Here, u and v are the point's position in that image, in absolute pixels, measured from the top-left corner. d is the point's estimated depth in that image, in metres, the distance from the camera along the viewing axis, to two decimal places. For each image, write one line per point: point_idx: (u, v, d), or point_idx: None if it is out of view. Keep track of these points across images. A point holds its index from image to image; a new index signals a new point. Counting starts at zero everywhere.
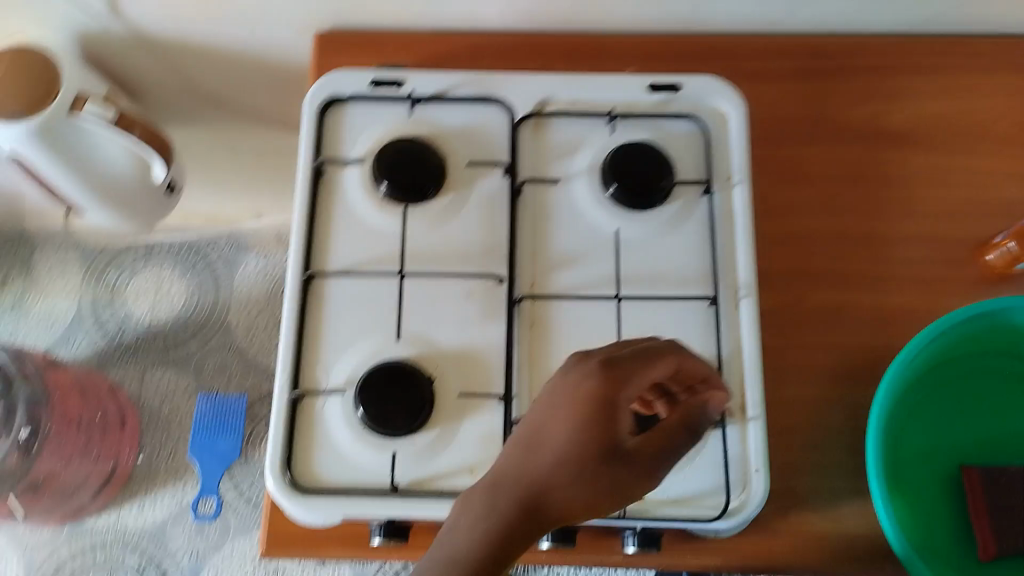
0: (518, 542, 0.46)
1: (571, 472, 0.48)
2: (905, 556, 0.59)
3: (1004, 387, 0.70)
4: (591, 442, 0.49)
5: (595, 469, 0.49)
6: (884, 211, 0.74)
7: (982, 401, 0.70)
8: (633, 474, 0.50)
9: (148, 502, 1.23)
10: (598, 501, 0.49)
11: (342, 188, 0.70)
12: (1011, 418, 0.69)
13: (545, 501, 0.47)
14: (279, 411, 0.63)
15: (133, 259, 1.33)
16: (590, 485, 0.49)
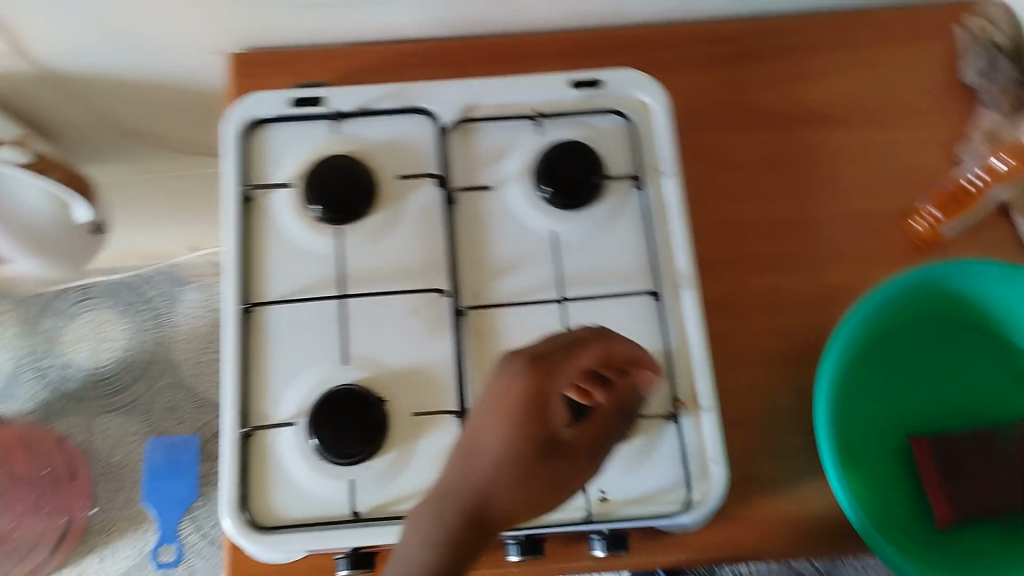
0: (471, 551, 0.45)
1: (512, 475, 0.47)
2: (863, 529, 0.61)
3: (936, 356, 0.73)
4: (527, 440, 0.49)
5: (534, 467, 0.49)
6: (812, 187, 0.75)
7: (916, 373, 0.73)
8: (571, 466, 0.51)
9: (108, 554, 1.19)
10: (539, 498, 0.49)
11: (272, 214, 0.68)
12: (945, 383, 0.73)
13: (491, 506, 0.47)
14: (230, 450, 0.61)
15: (68, 303, 1.28)
16: (529, 483, 0.48)
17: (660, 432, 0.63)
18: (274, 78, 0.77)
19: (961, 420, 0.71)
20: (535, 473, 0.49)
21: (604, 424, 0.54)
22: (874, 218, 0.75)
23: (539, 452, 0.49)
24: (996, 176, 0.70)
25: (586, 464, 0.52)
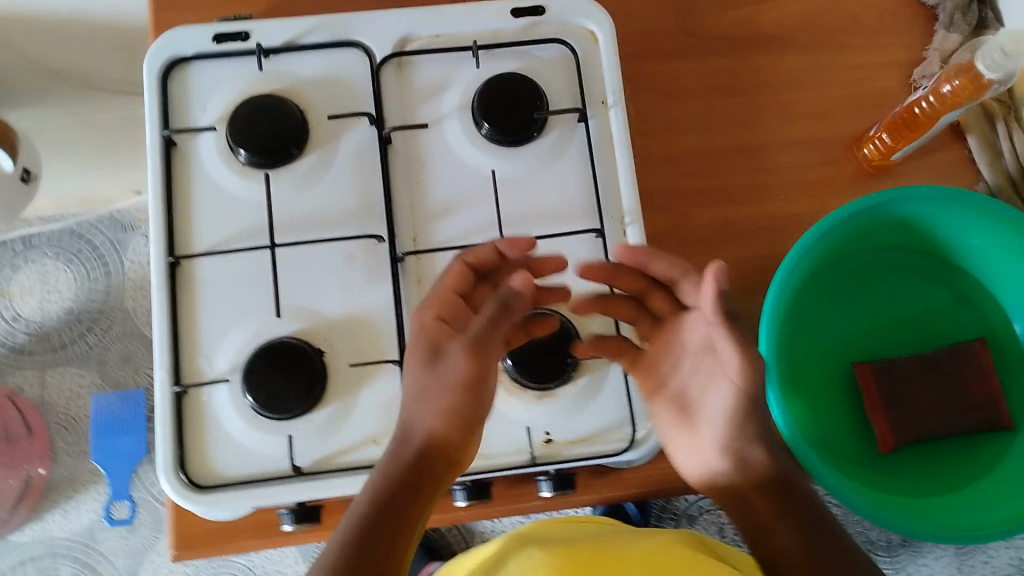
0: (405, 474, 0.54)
1: (420, 396, 0.57)
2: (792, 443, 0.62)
3: (887, 270, 0.75)
4: (422, 361, 0.57)
5: (430, 382, 0.57)
6: (763, 115, 0.73)
7: (867, 284, 0.74)
8: (466, 369, 0.57)
9: (70, 508, 1.17)
10: (455, 404, 0.56)
11: (198, 160, 0.64)
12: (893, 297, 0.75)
13: (411, 433, 0.56)
14: (163, 408, 0.59)
15: (10, 254, 1.23)
16: (437, 399, 0.56)
17: (604, 372, 0.62)
18: (198, 14, 0.72)
19: (898, 344, 0.74)
20: (432, 386, 0.57)
21: (480, 328, 0.57)
22: (827, 144, 0.73)
23: (434, 363, 0.57)
24: (943, 101, 0.66)
25: (483, 366, 0.57)
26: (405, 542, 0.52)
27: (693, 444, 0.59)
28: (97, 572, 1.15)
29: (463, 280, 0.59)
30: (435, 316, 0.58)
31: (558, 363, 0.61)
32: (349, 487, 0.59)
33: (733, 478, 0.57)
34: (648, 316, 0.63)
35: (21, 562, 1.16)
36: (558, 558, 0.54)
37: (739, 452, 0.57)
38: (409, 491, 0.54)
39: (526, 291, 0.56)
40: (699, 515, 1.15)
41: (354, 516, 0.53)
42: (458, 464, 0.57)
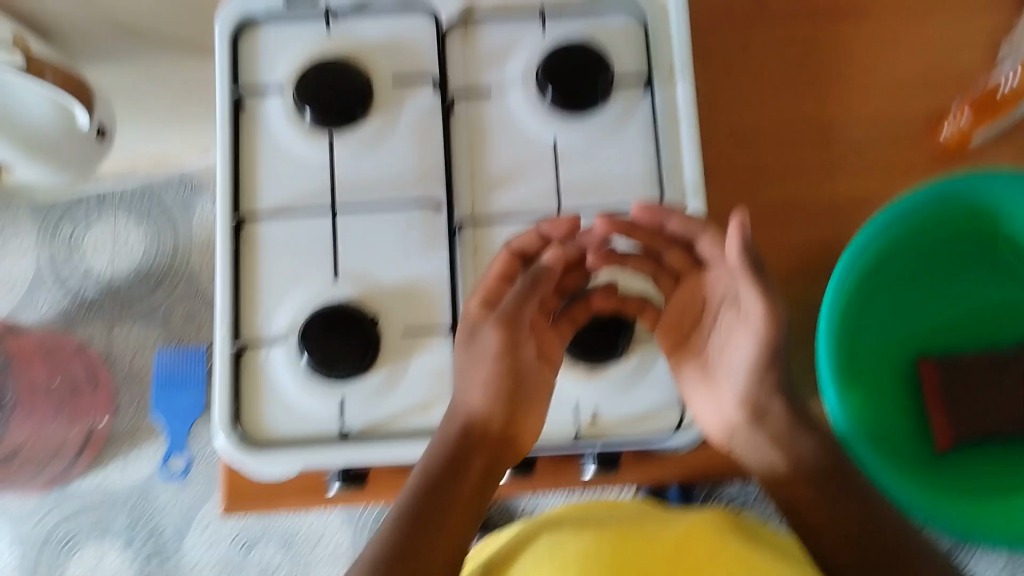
0: (449, 461, 0.58)
1: (466, 378, 0.59)
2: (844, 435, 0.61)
3: (956, 259, 0.72)
4: (466, 344, 0.59)
5: (467, 361, 0.59)
6: (838, 94, 0.70)
7: (934, 273, 0.72)
8: (500, 344, 0.60)
9: (130, 459, 1.21)
10: (496, 382, 0.60)
11: (264, 121, 0.65)
12: (962, 288, 0.72)
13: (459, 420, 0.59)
14: (222, 364, 0.61)
15: (85, 211, 1.27)
16: (475, 378, 0.59)
17: (656, 350, 0.61)
18: None
19: (963, 340, 0.73)
20: (470, 364, 0.59)
21: (509, 305, 0.59)
22: (903, 126, 0.70)
23: (474, 343, 0.59)
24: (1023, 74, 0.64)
25: (515, 340, 0.60)
26: (449, 530, 0.57)
27: (709, 397, 0.60)
28: (151, 524, 1.20)
29: (513, 267, 0.59)
30: (479, 302, 0.60)
31: (608, 342, 0.60)
32: (397, 452, 0.60)
33: (750, 430, 0.59)
34: (668, 274, 0.62)
35: (81, 509, 1.21)
36: (591, 541, 0.54)
37: (759, 407, 0.59)
38: (453, 479, 0.57)
39: (557, 265, 0.59)
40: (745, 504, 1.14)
41: (399, 506, 0.57)
42: (514, 441, 0.60)
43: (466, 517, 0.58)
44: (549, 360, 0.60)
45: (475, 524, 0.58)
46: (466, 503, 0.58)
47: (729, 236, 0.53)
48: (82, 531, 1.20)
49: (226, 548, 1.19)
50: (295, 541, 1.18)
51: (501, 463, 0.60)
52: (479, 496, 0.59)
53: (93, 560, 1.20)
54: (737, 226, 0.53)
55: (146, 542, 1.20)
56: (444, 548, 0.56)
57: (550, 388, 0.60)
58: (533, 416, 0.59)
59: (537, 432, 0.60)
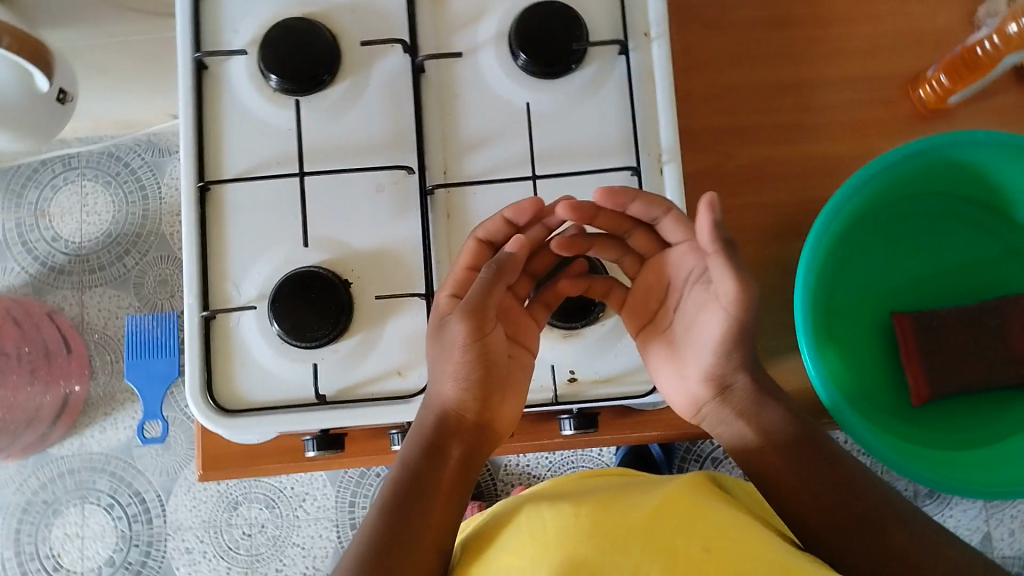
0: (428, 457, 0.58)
1: (442, 371, 0.58)
2: (832, 405, 0.61)
3: (928, 213, 0.72)
4: (438, 338, 0.58)
5: (437, 353, 0.57)
6: (814, 53, 0.70)
7: (905, 226, 0.72)
8: (468, 335, 0.57)
9: (109, 425, 1.20)
10: (469, 372, 0.58)
11: (229, 83, 0.63)
12: (934, 242, 0.72)
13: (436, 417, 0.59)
14: (192, 332, 0.60)
15: (52, 175, 1.25)
16: (447, 369, 0.58)
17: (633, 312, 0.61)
18: None
19: (935, 295, 0.73)
20: (440, 357, 0.57)
21: (476, 296, 0.57)
22: (878, 85, 0.69)
23: (442, 336, 0.57)
24: (1009, 42, 0.62)
25: (483, 327, 0.58)
26: (435, 515, 0.57)
27: (676, 374, 0.60)
28: (133, 487, 1.19)
29: (481, 257, 0.59)
30: (449, 294, 0.58)
31: (584, 304, 0.60)
32: (372, 416, 0.59)
33: (717, 407, 0.60)
34: (633, 255, 0.63)
35: (61, 475, 1.20)
36: (566, 513, 0.53)
37: (724, 383, 0.60)
38: (432, 468, 0.58)
39: (519, 253, 0.58)
40: (724, 459, 1.13)
41: (381, 500, 0.58)
42: (489, 426, 0.61)
43: (450, 503, 0.58)
44: (524, 345, 0.60)
45: (458, 510, 0.59)
46: (448, 490, 0.58)
47: (697, 217, 0.49)
48: (63, 497, 1.19)
49: (211, 508, 1.19)
50: (280, 499, 1.19)
51: (480, 449, 0.61)
52: (461, 483, 0.59)
53: (77, 524, 1.19)
54: (707, 209, 0.48)
55: (129, 503, 1.19)
56: (436, 535, 0.56)
57: (527, 373, 0.60)
58: (509, 402, 0.60)
59: (513, 416, 0.61)
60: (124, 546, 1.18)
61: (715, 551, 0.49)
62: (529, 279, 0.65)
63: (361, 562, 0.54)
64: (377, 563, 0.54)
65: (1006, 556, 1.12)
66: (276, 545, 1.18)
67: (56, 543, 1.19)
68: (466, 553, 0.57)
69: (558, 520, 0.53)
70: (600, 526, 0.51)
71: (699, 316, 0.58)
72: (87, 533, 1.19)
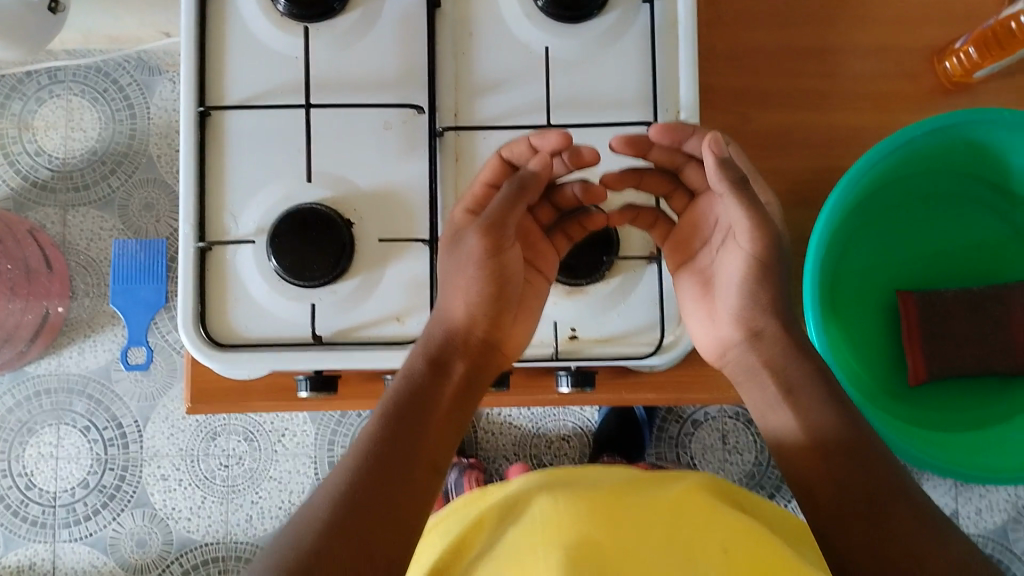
0: (428, 378, 0.51)
1: (455, 284, 0.54)
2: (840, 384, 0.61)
3: (939, 189, 0.71)
4: (449, 254, 0.55)
5: (451, 267, 0.55)
6: (842, 15, 0.67)
7: (915, 201, 0.71)
8: (483, 251, 0.54)
9: (88, 347, 1.18)
10: (480, 288, 0.55)
11: (233, 4, 0.60)
12: (942, 219, 0.72)
13: (440, 346, 0.53)
14: (186, 262, 0.58)
15: (37, 87, 1.20)
16: (458, 284, 0.54)
17: (640, 274, 0.60)
18: None
19: (937, 274, 0.73)
20: (452, 270, 0.55)
21: (496, 208, 0.53)
22: (904, 55, 0.67)
23: (453, 247, 0.55)
24: None
25: (500, 245, 0.54)
26: (437, 435, 0.50)
27: (707, 317, 0.57)
28: (111, 411, 1.18)
29: (502, 174, 0.56)
30: (464, 210, 0.56)
31: (593, 261, 0.59)
32: (366, 361, 0.58)
33: (745, 351, 0.55)
34: (684, 189, 0.60)
35: (37, 393, 1.18)
36: (581, 499, 0.54)
37: (755, 326, 0.54)
38: (436, 384, 0.51)
39: (544, 172, 0.55)
40: (704, 422, 1.13)
41: (377, 411, 0.50)
42: (497, 348, 0.56)
43: (450, 425, 0.51)
44: (541, 272, 0.59)
45: (459, 434, 0.52)
46: (448, 411, 0.51)
47: (703, 157, 0.50)
48: (39, 416, 1.18)
49: (189, 437, 1.18)
50: (259, 433, 1.18)
51: (484, 370, 0.55)
52: (463, 405, 0.53)
53: (51, 444, 1.18)
54: (711, 145, 0.49)
55: (106, 427, 1.18)
56: (435, 459, 0.49)
57: (541, 299, 0.58)
58: (520, 324, 0.57)
59: (522, 341, 0.58)
60: (98, 469, 1.17)
61: (733, 551, 0.48)
62: (551, 207, 0.60)
63: (353, 478, 0.46)
64: (373, 478, 0.46)
65: (974, 534, 1.10)
66: (252, 478, 1.18)
67: (29, 462, 1.17)
68: (477, 532, 0.56)
69: (569, 512, 0.53)
70: (609, 513, 0.53)
71: (721, 263, 0.56)
72: (61, 454, 1.17)
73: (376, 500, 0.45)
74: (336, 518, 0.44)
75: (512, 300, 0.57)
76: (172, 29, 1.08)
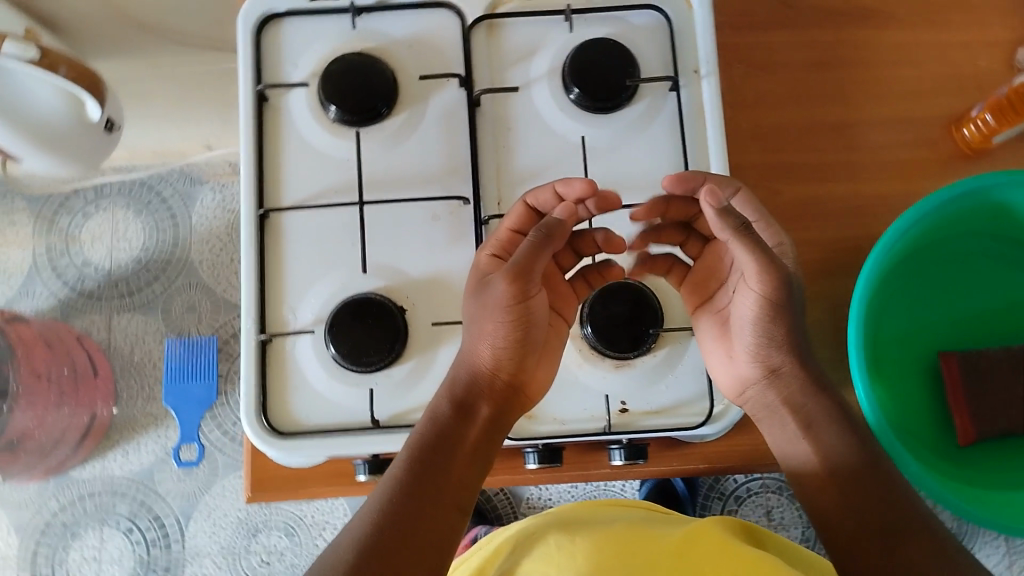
0: (452, 424, 0.55)
1: (482, 326, 0.56)
2: (878, 428, 0.63)
3: (967, 252, 0.74)
4: (476, 297, 0.57)
5: (479, 312, 0.56)
6: (858, 93, 0.71)
7: (946, 264, 0.74)
8: (509, 297, 0.55)
9: (133, 448, 1.20)
10: (506, 335, 0.56)
11: (288, 114, 0.65)
12: (974, 281, 0.74)
13: (466, 392, 0.56)
14: (249, 354, 0.61)
15: (84, 203, 1.26)
16: (485, 328, 0.56)
17: (684, 345, 0.62)
18: None
19: (977, 335, 0.74)
20: (480, 314, 0.56)
21: (521, 256, 0.54)
22: (919, 125, 0.71)
23: (479, 289, 0.57)
24: None
25: (526, 292, 0.55)
26: (458, 477, 0.54)
27: (725, 354, 0.59)
28: (154, 511, 1.19)
29: (527, 220, 0.59)
30: (490, 253, 0.59)
31: (640, 334, 0.61)
32: None
33: (763, 389, 0.57)
34: (698, 236, 0.64)
35: (82, 497, 1.20)
36: (597, 534, 0.59)
37: (773, 363, 0.57)
38: (462, 425, 0.55)
39: (569, 219, 0.55)
40: (747, 498, 1.13)
41: (404, 454, 0.54)
42: (523, 389, 0.58)
43: (477, 462, 0.55)
44: (563, 316, 0.61)
45: (485, 470, 0.56)
46: (473, 451, 0.55)
47: (702, 210, 0.52)
48: (83, 520, 1.19)
49: (230, 534, 1.18)
50: (300, 527, 1.18)
51: (510, 410, 0.58)
52: (489, 444, 0.56)
53: (95, 548, 1.18)
54: (708, 198, 0.51)
55: (149, 528, 1.19)
56: (456, 501, 0.53)
57: (562, 341, 0.61)
58: (544, 367, 0.59)
59: (546, 382, 0.60)
60: (141, 571, 1.18)
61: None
62: (572, 252, 0.63)
63: (377, 520, 0.51)
64: (394, 522, 0.51)
65: None
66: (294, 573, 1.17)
67: (73, 566, 1.18)
68: (493, 561, 0.62)
69: (582, 548, 0.57)
70: (628, 548, 0.56)
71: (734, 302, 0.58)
72: (104, 558, 1.18)
73: (394, 541, 0.51)
74: (362, 560, 0.50)
75: (537, 340, 0.58)
76: (216, 139, 1.15)
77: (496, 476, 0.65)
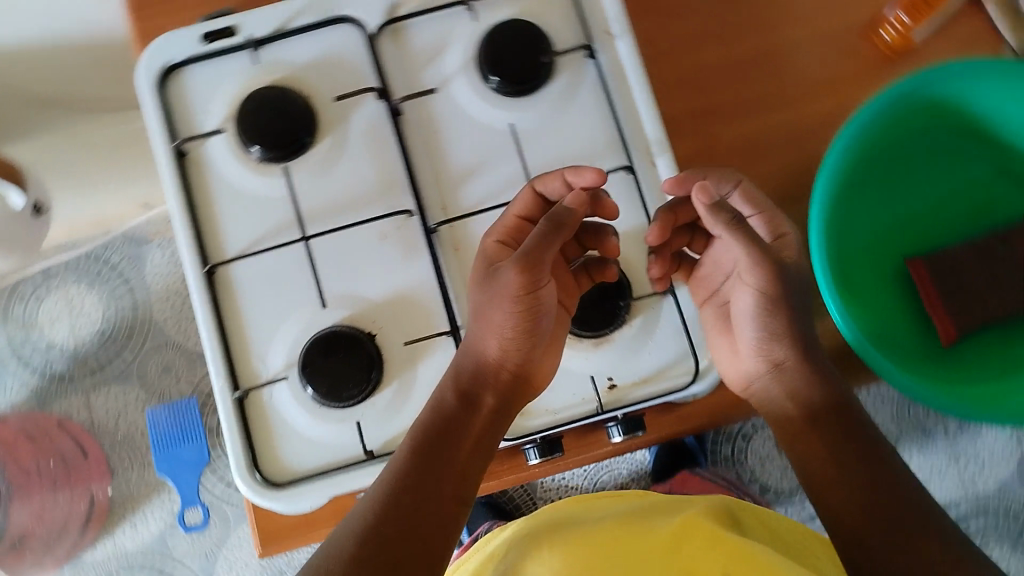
0: (458, 415, 0.55)
1: (490, 313, 0.56)
2: (859, 345, 0.63)
3: (914, 155, 0.75)
4: (484, 285, 0.57)
5: (487, 301, 0.56)
6: (774, 19, 0.71)
7: (897, 171, 0.75)
8: (518, 287, 0.55)
9: (139, 519, 1.19)
10: (514, 325, 0.56)
11: (211, 164, 0.64)
12: (925, 182, 0.75)
13: (471, 379, 0.56)
14: (227, 412, 0.60)
15: (33, 288, 1.23)
16: (493, 319, 0.56)
17: (658, 309, 0.62)
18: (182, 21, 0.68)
19: (937, 234, 0.76)
20: (489, 305, 0.56)
21: (531, 247, 0.55)
22: (840, 38, 0.71)
23: (487, 276, 0.57)
24: None
25: (535, 283, 0.55)
26: (462, 466, 0.53)
27: (731, 348, 0.59)
28: None
29: (534, 207, 0.59)
30: (496, 240, 0.59)
31: (611, 308, 0.61)
32: None
33: (768, 383, 0.57)
34: (702, 234, 0.65)
35: None
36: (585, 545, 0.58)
37: (775, 358, 0.57)
38: (465, 415, 0.55)
39: (580, 209, 0.55)
40: (754, 434, 1.13)
41: (409, 441, 0.53)
42: (528, 380, 0.58)
43: (483, 452, 0.55)
44: (569, 308, 0.61)
45: (490, 460, 0.55)
46: (479, 441, 0.55)
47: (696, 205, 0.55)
48: None
49: None
50: None
51: (512, 401, 0.57)
52: (494, 434, 0.56)
53: None
54: (701, 196, 0.54)
55: None
56: (462, 493, 0.52)
57: (562, 332, 0.60)
58: (549, 358, 0.59)
59: (550, 373, 0.59)
60: None
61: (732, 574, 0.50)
62: (577, 243, 0.63)
63: (381, 506, 0.50)
64: (397, 506, 0.50)
65: None
66: None
67: None
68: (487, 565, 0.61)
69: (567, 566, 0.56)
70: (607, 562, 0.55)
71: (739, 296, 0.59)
72: None
73: (398, 526, 0.49)
74: (363, 551, 0.48)
75: (545, 330, 0.58)
76: (150, 197, 1.12)
77: (502, 477, 0.64)
